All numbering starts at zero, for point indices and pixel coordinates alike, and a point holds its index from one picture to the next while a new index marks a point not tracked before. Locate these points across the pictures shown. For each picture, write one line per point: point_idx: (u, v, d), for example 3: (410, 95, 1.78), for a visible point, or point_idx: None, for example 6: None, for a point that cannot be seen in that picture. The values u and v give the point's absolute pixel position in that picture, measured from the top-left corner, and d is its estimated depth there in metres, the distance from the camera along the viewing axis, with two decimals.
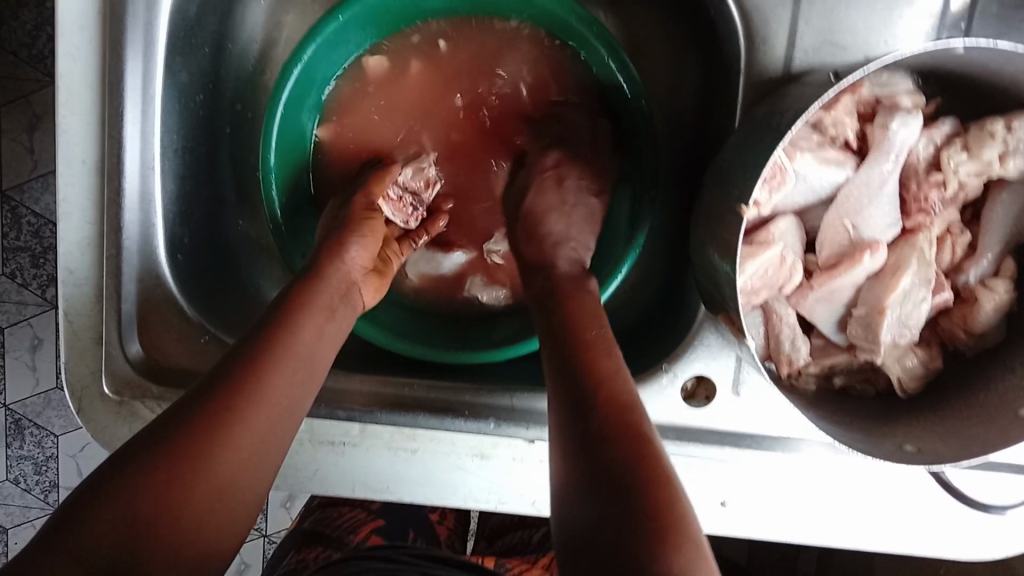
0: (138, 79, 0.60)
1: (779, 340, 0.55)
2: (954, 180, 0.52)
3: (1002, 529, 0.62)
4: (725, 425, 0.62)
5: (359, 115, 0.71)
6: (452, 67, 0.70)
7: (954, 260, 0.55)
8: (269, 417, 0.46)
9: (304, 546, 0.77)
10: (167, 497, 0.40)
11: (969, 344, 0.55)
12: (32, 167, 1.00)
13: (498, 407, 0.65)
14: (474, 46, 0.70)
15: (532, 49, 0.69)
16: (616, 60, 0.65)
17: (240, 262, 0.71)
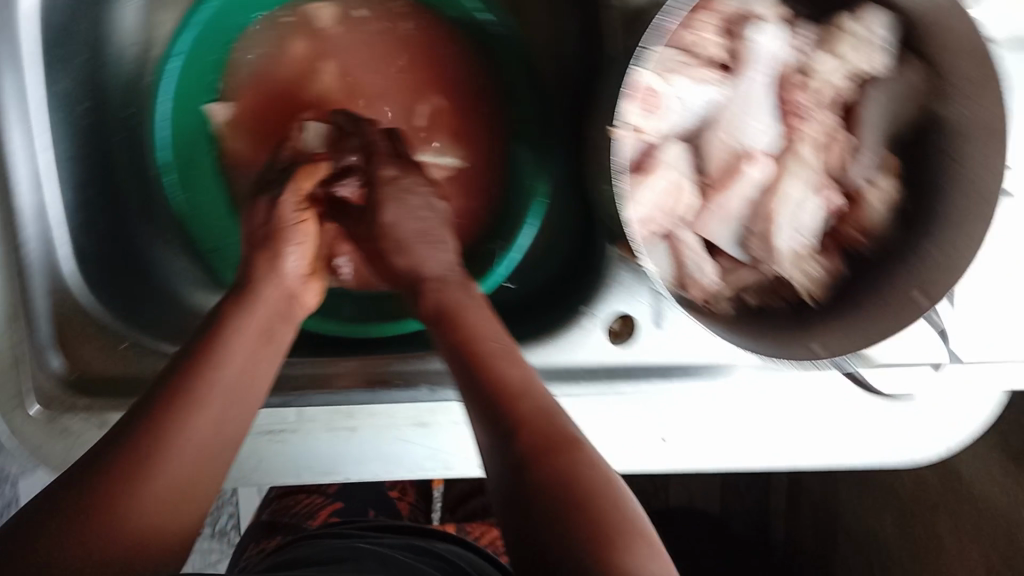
0: (16, 92, 0.59)
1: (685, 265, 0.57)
2: (819, 80, 0.56)
3: (921, 417, 0.65)
4: (652, 359, 0.63)
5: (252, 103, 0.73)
6: (338, 45, 0.73)
7: (840, 165, 0.57)
8: (189, 450, 0.45)
9: (262, 536, 0.76)
10: (87, 544, 0.39)
11: (867, 244, 0.57)
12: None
13: (429, 372, 0.65)
14: (359, 23, 0.73)
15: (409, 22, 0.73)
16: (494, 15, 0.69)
17: (157, 267, 0.69)
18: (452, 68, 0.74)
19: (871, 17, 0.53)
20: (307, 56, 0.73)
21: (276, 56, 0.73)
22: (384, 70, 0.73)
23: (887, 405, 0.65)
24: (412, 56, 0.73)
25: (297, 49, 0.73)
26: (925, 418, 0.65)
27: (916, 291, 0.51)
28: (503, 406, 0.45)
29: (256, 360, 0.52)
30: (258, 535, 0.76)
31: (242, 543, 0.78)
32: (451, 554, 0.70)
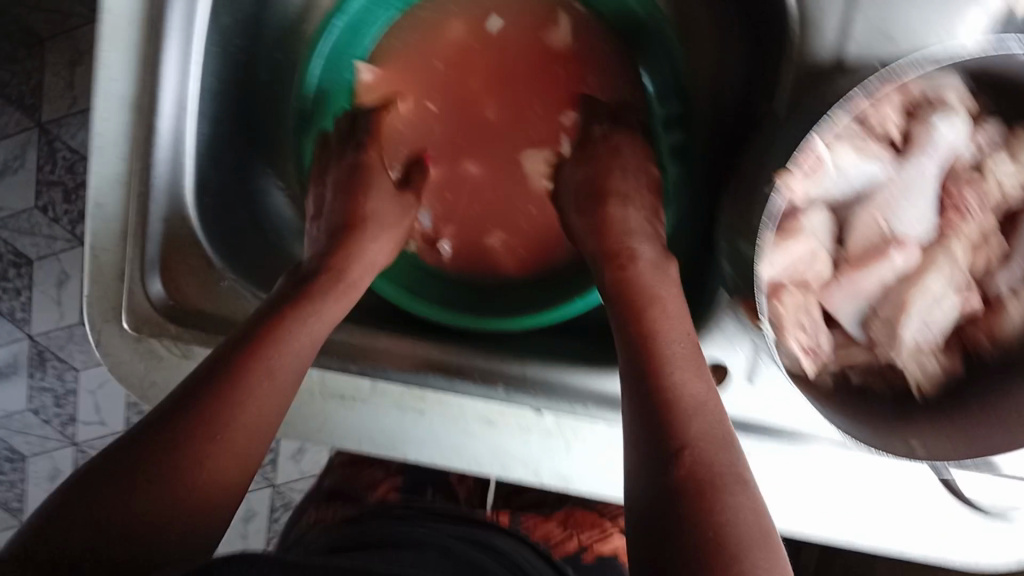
0: (180, 18, 0.59)
1: (799, 320, 0.53)
2: (990, 178, 0.53)
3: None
4: (736, 409, 0.61)
5: (407, 71, 0.70)
6: (523, 44, 0.70)
7: (986, 266, 0.55)
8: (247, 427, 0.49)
9: (321, 502, 0.79)
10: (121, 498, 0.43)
11: (990, 350, 0.54)
12: (70, 103, 1.06)
13: (512, 374, 0.64)
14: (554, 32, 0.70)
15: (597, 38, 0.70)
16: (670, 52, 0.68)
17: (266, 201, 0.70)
18: (609, 85, 0.70)
19: None
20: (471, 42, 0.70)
21: (436, 31, 0.70)
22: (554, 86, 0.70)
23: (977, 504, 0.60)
24: (578, 68, 0.70)
25: (459, 28, 0.70)
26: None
27: None
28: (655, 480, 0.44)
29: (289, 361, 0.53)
30: (320, 500, 0.80)
31: (303, 505, 0.82)
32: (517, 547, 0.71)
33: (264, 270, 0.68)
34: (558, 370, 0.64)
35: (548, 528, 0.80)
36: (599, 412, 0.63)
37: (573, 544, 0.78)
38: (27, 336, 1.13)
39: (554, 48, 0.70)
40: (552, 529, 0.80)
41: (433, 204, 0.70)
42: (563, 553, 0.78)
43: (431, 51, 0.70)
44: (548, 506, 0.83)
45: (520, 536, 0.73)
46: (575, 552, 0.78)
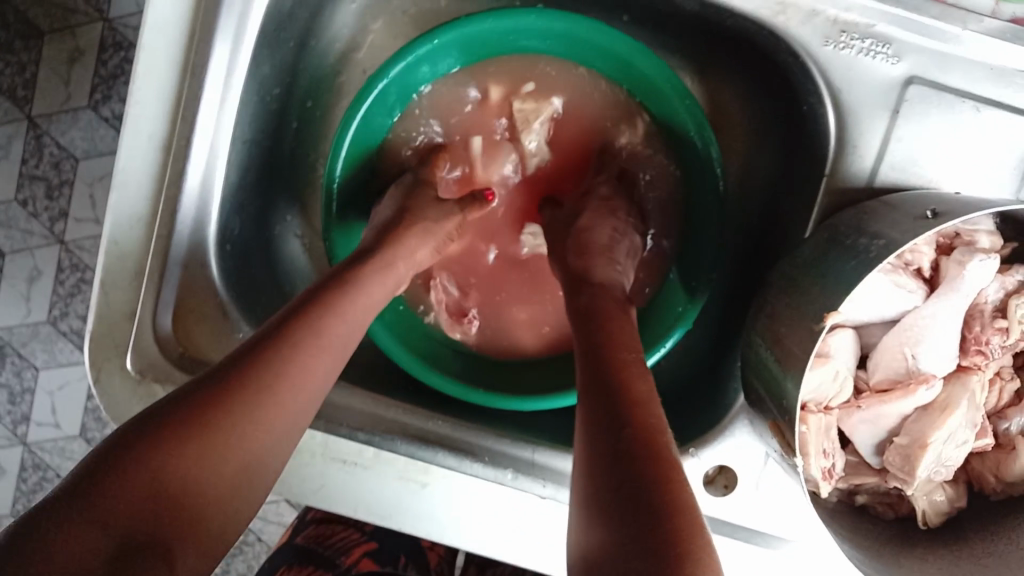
0: (223, 64, 0.58)
1: (822, 443, 0.53)
2: (1017, 328, 0.52)
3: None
4: (739, 517, 0.62)
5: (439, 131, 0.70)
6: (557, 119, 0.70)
7: (998, 404, 0.56)
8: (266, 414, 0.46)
9: (293, 563, 0.76)
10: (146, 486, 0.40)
11: (996, 489, 0.55)
12: (64, 99, 1.01)
13: (521, 458, 0.64)
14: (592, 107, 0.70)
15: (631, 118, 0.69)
16: (701, 136, 0.64)
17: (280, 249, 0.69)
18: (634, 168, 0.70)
19: None
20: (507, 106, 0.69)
21: (473, 99, 0.69)
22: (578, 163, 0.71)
23: None
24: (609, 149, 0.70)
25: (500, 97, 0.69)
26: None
27: None
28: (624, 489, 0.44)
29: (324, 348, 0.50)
30: (292, 560, 0.77)
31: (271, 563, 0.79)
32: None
33: (270, 313, 0.67)
34: (566, 457, 0.64)
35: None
36: None
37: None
38: None
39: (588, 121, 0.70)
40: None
41: (456, 275, 0.71)
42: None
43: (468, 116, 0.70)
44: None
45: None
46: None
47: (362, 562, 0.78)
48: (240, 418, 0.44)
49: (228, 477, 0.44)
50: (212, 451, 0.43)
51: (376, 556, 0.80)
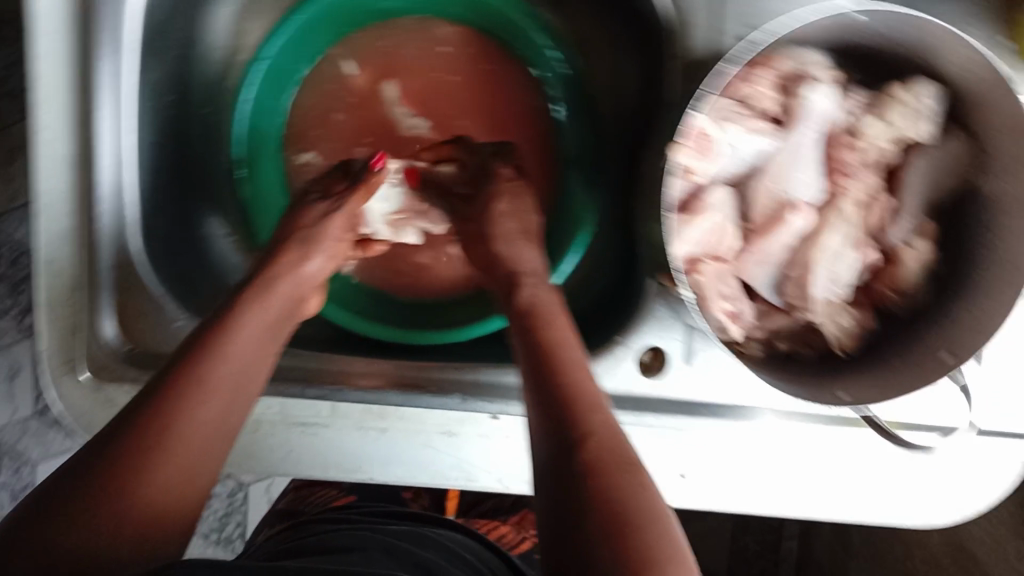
0: (110, 77, 0.63)
1: (719, 289, 0.57)
2: (867, 144, 0.58)
3: (933, 465, 0.67)
4: (677, 394, 0.65)
5: (322, 103, 0.78)
6: (426, 64, 0.78)
7: (880, 223, 0.59)
8: (201, 435, 0.47)
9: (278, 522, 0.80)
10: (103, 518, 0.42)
11: (899, 302, 0.59)
12: (10, 199, 1.05)
13: (466, 382, 0.66)
14: (449, 51, 0.78)
15: (491, 52, 0.78)
16: (555, 47, 0.76)
17: (206, 243, 0.73)
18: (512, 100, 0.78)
19: (925, 87, 0.55)
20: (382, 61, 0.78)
21: (349, 75, 0.78)
22: (447, 102, 0.78)
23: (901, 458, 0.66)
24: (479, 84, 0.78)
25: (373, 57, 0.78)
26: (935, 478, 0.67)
27: (943, 352, 0.54)
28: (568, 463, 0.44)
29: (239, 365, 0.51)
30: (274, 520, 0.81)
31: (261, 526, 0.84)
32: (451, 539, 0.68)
33: (205, 300, 0.70)
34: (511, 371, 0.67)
35: (501, 528, 0.83)
36: None
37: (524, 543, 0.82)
38: None
39: (448, 62, 0.78)
40: (504, 530, 0.83)
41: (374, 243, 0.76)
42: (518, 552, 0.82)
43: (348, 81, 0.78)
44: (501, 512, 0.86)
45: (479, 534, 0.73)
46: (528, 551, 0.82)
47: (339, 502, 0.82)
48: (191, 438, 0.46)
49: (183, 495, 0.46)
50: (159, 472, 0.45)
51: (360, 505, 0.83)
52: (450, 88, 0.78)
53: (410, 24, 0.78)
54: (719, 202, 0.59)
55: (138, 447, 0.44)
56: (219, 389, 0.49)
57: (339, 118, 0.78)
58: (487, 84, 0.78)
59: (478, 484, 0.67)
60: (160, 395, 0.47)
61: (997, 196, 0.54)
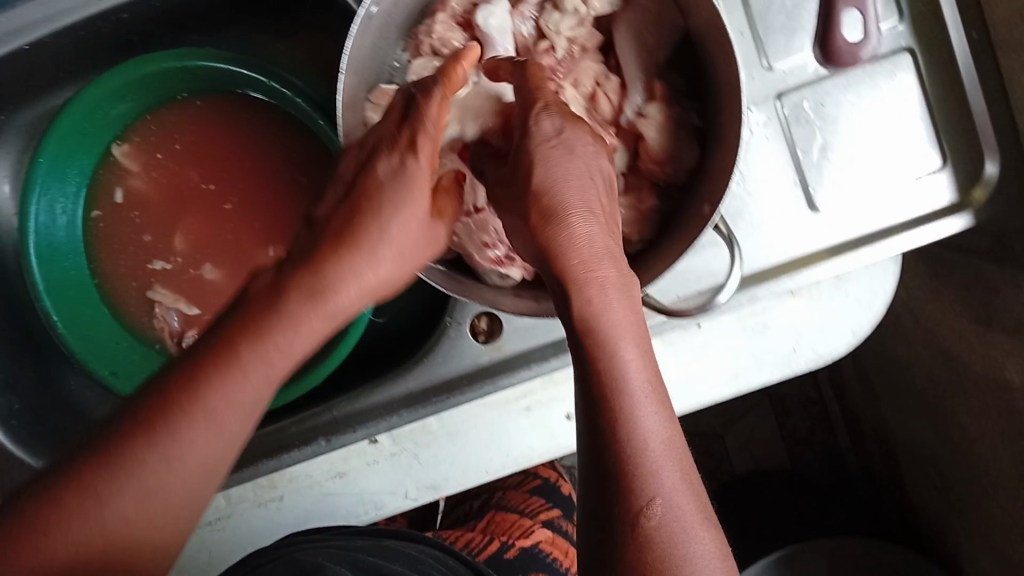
0: None
1: (480, 239, 0.56)
2: (559, 38, 0.56)
3: (803, 300, 0.64)
4: (523, 344, 0.64)
5: (118, 230, 0.72)
6: (181, 154, 0.72)
7: (614, 105, 0.56)
8: (135, 499, 0.39)
9: None
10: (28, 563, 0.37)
11: (666, 173, 0.55)
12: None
13: (325, 424, 0.65)
14: (197, 128, 0.72)
15: (232, 109, 0.71)
16: (275, 78, 0.66)
17: (66, 385, 0.73)
18: (271, 148, 0.71)
19: None
20: (141, 189, 0.72)
21: (122, 204, 0.72)
22: (214, 181, 0.72)
23: (769, 310, 0.64)
24: (233, 146, 0.71)
25: (139, 179, 0.72)
26: (810, 311, 0.64)
27: (706, 206, 0.51)
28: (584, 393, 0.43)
29: (175, 454, 0.39)
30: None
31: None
32: (413, 548, 0.68)
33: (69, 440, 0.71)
34: (362, 395, 0.65)
35: (469, 535, 0.79)
36: (413, 411, 0.65)
37: (494, 544, 0.78)
38: None
39: (197, 136, 0.72)
40: (472, 536, 0.79)
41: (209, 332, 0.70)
42: (486, 556, 0.77)
43: (132, 219, 0.72)
44: (472, 521, 0.86)
45: (434, 542, 0.71)
46: (497, 551, 0.78)
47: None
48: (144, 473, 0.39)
49: (122, 545, 0.39)
50: (104, 509, 0.38)
51: None
52: (212, 165, 0.72)
53: (149, 127, 0.71)
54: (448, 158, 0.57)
55: (50, 516, 0.37)
56: (157, 460, 0.39)
57: (142, 237, 0.72)
58: (237, 142, 0.71)
59: (389, 508, 0.68)
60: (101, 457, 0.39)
61: (701, 29, 0.52)
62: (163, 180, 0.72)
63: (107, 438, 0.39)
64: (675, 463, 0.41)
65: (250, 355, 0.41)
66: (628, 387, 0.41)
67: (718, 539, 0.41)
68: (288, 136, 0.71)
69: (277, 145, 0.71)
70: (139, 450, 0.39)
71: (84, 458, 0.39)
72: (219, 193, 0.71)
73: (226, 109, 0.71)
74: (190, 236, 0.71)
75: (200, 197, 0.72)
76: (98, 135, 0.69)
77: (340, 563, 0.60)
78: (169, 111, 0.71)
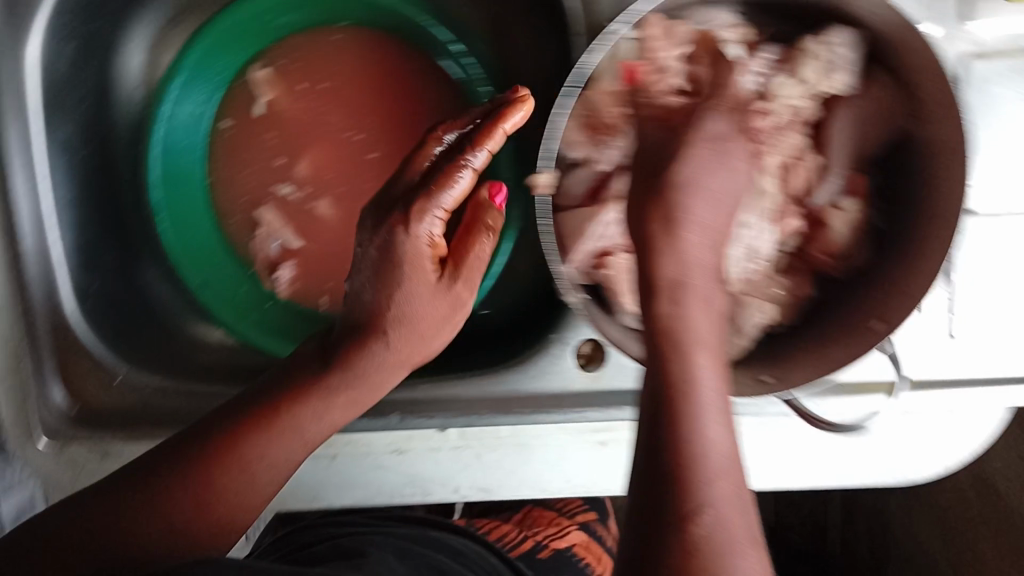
0: (16, 144, 0.63)
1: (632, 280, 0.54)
2: (779, 105, 0.54)
3: (914, 423, 0.62)
4: (623, 383, 0.61)
5: (243, 143, 0.71)
6: (326, 83, 0.70)
7: (805, 186, 0.55)
8: (226, 497, 0.47)
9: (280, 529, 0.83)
10: (142, 521, 0.45)
11: (836, 267, 0.55)
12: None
13: (403, 400, 0.64)
14: (347, 61, 0.70)
15: (392, 54, 0.70)
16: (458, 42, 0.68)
17: (159, 309, 0.72)
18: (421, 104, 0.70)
19: (839, 37, 0.52)
20: (275, 110, 0.70)
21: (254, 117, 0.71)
22: (353, 121, 0.70)
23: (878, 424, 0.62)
24: (381, 91, 0.70)
25: (279, 98, 0.70)
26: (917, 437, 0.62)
27: (875, 321, 0.49)
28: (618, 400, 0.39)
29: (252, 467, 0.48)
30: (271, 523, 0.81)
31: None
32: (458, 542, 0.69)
33: (169, 357, 0.70)
34: (447, 385, 0.64)
35: (503, 528, 0.80)
36: (493, 415, 0.62)
37: (527, 542, 0.78)
38: None
39: (347, 70, 0.70)
40: (507, 530, 0.79)
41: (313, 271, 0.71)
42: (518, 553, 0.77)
43: (257, 137, 0.70)
44: (506, 510, 0.83)
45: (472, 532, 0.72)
46: (530, 550, 0.78)
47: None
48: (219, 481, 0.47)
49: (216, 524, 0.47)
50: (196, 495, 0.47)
51: None
52: (353, 103, 0.70)
53: (300, 48, 0.70)
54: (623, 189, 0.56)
55: (158, 490, 0.46)
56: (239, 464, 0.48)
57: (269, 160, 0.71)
58: (386, 87, 0.70)
59: (433, 497, 0.67)
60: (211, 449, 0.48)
61: (926, 141, 0.49)
62: (301, 105, 0.70)
63: (206, 436, 0.48)
64: (736, 495, 0.36)
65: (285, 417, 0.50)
66: (698, 394, 0.38)
67: (763, 561, 0.35)
68: (435, 97, 0.70)
69: (431, 104, 0.70)
70: (223, 454, 0.48)
71: (174, 455, 0.48)
72: (352, 134, 0.70)
73: (382, 52, 0.70)
74: (315, 168, 0.70)
75: (335, 133, 0.70)
76: (251, 46, 0.70)
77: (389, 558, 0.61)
78: (324, 38, 0.70)
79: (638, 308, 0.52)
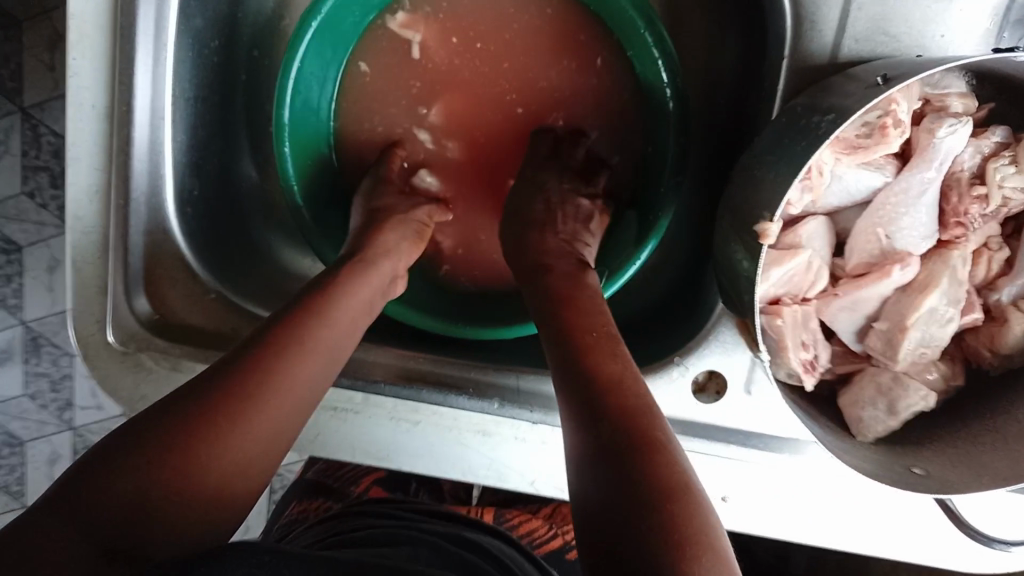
0: (150, 24, 0.56)
1: (800, 336, 0.51)
2: (997, 194, 0.49)
3: None
4: (735, 422, 0.58)
5: (387, 84, 0.69)
6: (482, 37, 0.67)
7: (987, 276, 0.53)
8: (263, 437, 0.44)
9: (305, 497, 0.83)
10: (179, 470, 0.40)
11: (994, 363, 0.53)
12: (53, 86, 0.92)
13: (505, 388, 0.63)
14: (511, 17, 0.66)
15: (559, 21, 0.66)
16: (653, 32, 0.61)
17: (251, 218, 0.70)
18: (578, 81, 0.67)
19: None
20: (418, 51, 0.67)
21: (403, 56, 0.68)
22: (505, 86, 0.67)
23: None
24: (535, 56, 0.67)
25: (429, 41, 0.67)
26: None
27: None
28: (604, 394, 0.44)
29: (288, 407, 0.46)
30: (303, 495, 0.83)
31: (288, 497, 0.86)
32: (497, 548, 0.66)
33: (261, 287, 0.67)
34: (552, 381, 0.63)
35: (534, 523, 0.81)
36: None
37: (557, 540, 0.79)
38: (17, 322, 1.01)
39: (510, 30, 0.66)
40: (537, 525, 0.80)
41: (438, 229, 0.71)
42: (547, 550, 0.78)
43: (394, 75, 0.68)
44: (534, 502, 0.83)
45: (512, 539, 0.69)
46: (559, 549, 0.79)
47: (372, 489, 0.85)
48: (262, 419, 0.44)
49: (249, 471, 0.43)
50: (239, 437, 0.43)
51: (385, 484, 0.87)
52: (508, 68, 0.67)
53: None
54: (817, 244, 0.53)
55: (196, 436, 0.41)
56: (279, 407, 0.45)
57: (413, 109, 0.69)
58: (547, 56, 0.67)
59: (507, 484, 0.62)
60: (246, 387, 0.44)
61: None
62: (451, 55, 0.67)
63: (225, 381, 0.44)
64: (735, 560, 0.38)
65: (311, 350, 0.48)
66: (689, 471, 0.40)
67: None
68: (591, 75, 0.67)
69: (589, 87, 0.67)
70: (259, 394, 0.44)
71: (202, 397, 0.43)
72: (496, 95, 0.68)
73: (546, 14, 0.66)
74: (450, 127, 0.69)
75: (480, 99, 0.68)
76: None
77: (424, 555, 0.59)
78: None
79: (805, 363, 0.50)
